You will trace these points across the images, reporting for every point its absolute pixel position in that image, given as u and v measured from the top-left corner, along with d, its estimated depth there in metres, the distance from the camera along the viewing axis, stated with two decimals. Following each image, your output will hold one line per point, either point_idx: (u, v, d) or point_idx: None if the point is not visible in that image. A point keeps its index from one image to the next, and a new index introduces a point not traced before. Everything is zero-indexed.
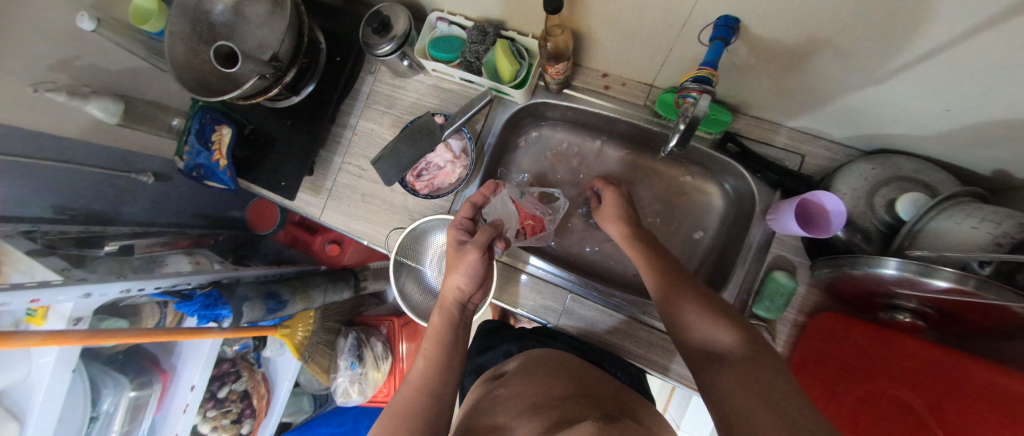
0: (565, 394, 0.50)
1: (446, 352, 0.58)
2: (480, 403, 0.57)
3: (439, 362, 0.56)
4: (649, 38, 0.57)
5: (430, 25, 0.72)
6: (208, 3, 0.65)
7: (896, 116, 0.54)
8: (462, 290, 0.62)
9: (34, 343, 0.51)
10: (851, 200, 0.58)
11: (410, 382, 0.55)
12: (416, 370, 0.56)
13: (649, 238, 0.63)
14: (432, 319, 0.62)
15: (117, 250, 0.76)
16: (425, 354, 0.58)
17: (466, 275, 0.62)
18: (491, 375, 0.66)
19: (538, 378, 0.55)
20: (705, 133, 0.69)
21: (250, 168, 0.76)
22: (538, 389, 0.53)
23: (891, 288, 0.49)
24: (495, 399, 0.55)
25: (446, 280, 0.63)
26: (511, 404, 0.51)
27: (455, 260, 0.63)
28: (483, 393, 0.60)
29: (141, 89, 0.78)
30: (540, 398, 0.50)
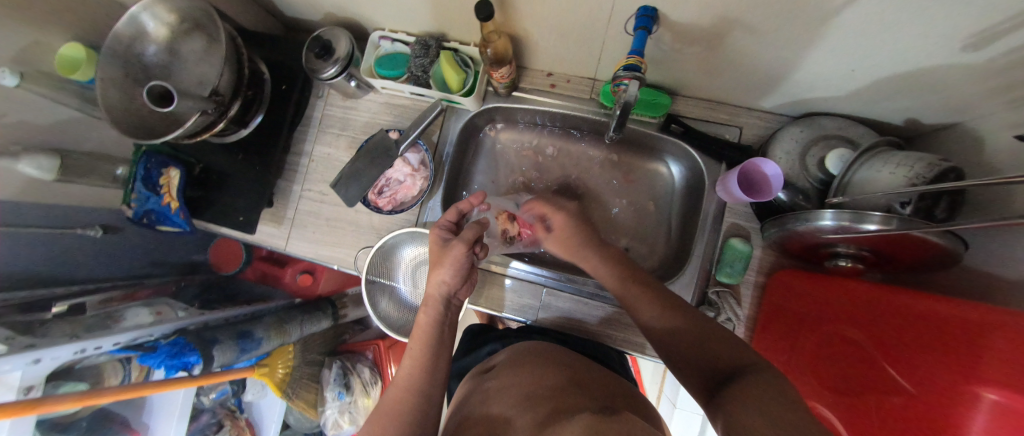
0: (554, 383, 0.51)
1: (433, 353, 0.56)
2: (472, 396, 0.57)
3: (427, 366, 0.55)
4: (582, 34, 0.60)
5: (373, 44, 0.73)
6: (140, 46, 0.64)
7: (812, 81, 0.58)
8: (448, 284, 0.60)
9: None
10: (786, 163, 0.62)
11: (398, 386, 0.54)
12: (404, 374, 0.55)
13: (599, 242, 0.61)
14: (419, 315, 0.59)
15: (67, 311, 0.72)
16: (412, 355, 0.56)
17: (452, 269, 0.59)
18: (477, 370, 0.66)
19: (526, 369, 0.56)
20: (649, 117, 0.73)
21: (205, 207, 0.74)
22: (530, 379, 0.53)
23: (831, 239, 0.52)
24: (485, 392, 0.55)
25: (431, 276, 0.60)
26: (504, 395, 0.51)
27: (441, 256, 0.61)
28: (472, 387, 0.60)
29: (79, 141, 0.75)
30: (532, 389, 0.50)
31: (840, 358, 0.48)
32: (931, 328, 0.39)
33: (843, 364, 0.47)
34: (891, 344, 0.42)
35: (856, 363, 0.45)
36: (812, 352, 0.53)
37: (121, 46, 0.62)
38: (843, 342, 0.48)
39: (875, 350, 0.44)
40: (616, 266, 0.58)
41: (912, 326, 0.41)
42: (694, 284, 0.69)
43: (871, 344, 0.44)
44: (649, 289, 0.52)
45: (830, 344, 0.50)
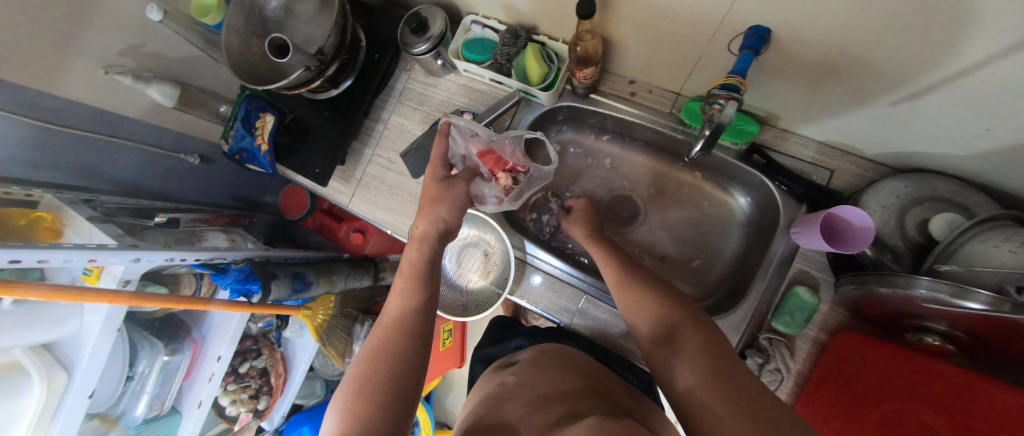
0: (574, 388, 0.53)
1: (423, 291, 0.57)
2: (491, 392, 0.60)
3: (417, 298, 0.56)
4: (678, 44, 0.58)
5: (464, 27, 0.76)
6: (263, 0, 0.71)
7: (934, 132, 0.52)
8: (446, 223, 0.62)
9: (36, 295, 0.51)
10: (881, 217, 0.56)
11: (387, 321, 0.55)
12: (400, 304, 0.56)
13: (620, 252, 0.64)
14: (407, 251, 0.61)
15: (164, 222, 0.81)
16: (401, 293, 0.57)
17: (450, 207, 0.62)
18: (500, 363, 0.71)
19: (548, 371, 0.59)
20: (731, 143, 0.69)
21: (287, 154, 0.81)
22: (547, 382, 0.56)
23: (920, 309, 0.47)
24: (504, 387, 0.59)
25: (427, 212, 0.62)
26: (519, 395, 0.55)
27: (440, 193, 0.62)
28: (492, 381, 0.65)
29: (196, 77, 0.85)
30: (549, 391, 0.53)
31: (899, 430, 0.44)
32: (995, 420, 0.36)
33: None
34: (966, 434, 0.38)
35: None
36: (868, 424, 0.48)
37: None
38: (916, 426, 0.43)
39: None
40: (635, 276, 0.57)
41: (981, 417, 0.38)
42: (744, 324, 0.65)
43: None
44: (663, 299, 0.52)
45: (892, 416, 0.46)
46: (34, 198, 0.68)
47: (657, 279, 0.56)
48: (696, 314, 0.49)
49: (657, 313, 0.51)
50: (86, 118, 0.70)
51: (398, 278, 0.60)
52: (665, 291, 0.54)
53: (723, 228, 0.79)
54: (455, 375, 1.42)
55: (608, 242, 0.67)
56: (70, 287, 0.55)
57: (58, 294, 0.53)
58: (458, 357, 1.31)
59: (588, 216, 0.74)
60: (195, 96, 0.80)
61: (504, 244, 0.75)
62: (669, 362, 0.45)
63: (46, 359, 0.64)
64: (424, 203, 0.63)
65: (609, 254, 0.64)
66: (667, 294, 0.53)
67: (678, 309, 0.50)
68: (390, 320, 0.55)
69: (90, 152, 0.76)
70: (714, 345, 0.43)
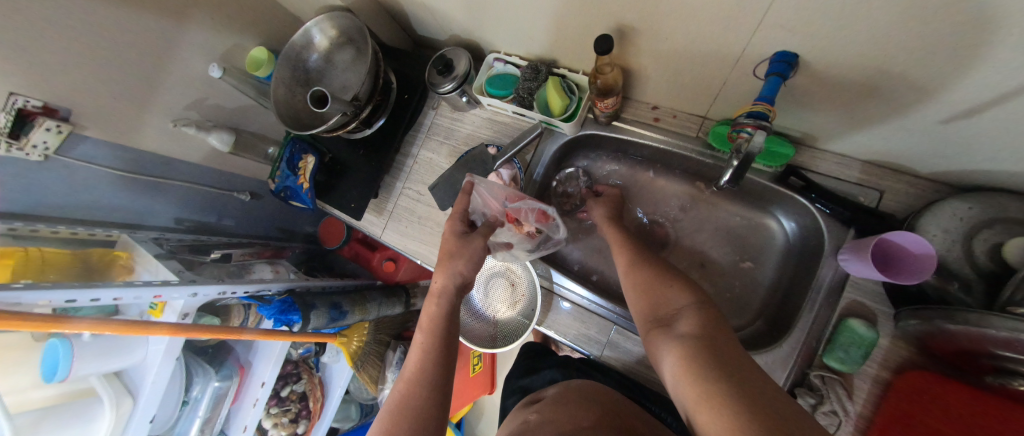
0: (589, 422, 0.51)
1: (443, 345, 0.57)
2: (516, 432, 0.58)
3: (437, 353, 0.56)
4: (700, 71, 0.58)
5: (487, 65, 0.79)
6: (306, 54, 0.78)
7: (1001, 151, 0.47)
8: (463, 275, 0.63)
9: (113, 328, 0.58)
10: (942, 243, 0.52)
11: (408, 374, 0.55)
12: (417, 360, 0.56)
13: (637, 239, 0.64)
14: (426, 308, 0.62)
15: (219, 258, 0.90)
16: (421, 346, 0.57)
17: (468, 261, 0.64)
18: (526, 401, 0.70)
19: (571, 406, 0.57)
20: (764, 166, 0.67)
21: (326, 190, 0.87)
22: (570, 417, 0.54)
23: (996, 350, 0.42)
24: (527, 424, 0.58)
25: (445, 266, 0.64)
26: (542, 429, 0.53)
27: (458, 247, 0.65)
28: (516, 421, 0.63)
29: (249, 123, 0.94)
30: (569, 426, 0.51)
31: None
32: None
33: None
34: None
35: None
36: None
37: (294, 53, 0.77)
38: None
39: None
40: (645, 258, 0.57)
41: None
42: (792, 359, 0.60)
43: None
44: (670, 277, 0.51)
45: None
46: (113, 238, 0.80)
47: (665, 264, 0.55)
48: (697, 290, 0.47)
49: (662, 294, 0.49)
50: (155, 165, 0.80)
51: (417, 333, 0.60)
52: (667, 268, 0.53)
53: (762, 253, 0.75)
54: (486, 402, 1.41)
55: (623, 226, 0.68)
56: (140, 323, 0.61)
57: (122, 327, 0.59)
58: (487, 383, 1.29)
59: (616, 206, 0.74)
60: (247, 141, 0.88)
61: (531, 274, 0.75)
62: (660, 336, 0.45)
63: (115, 384, 0.72)
64: (443, 258, 0.65)
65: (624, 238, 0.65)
66: (672, 272, 0.52)
67: (678, 284, 0.49)
68: (414, 372, 0.55)
69: (158, 195, 0.85)
70: (712, 320, 0.42)
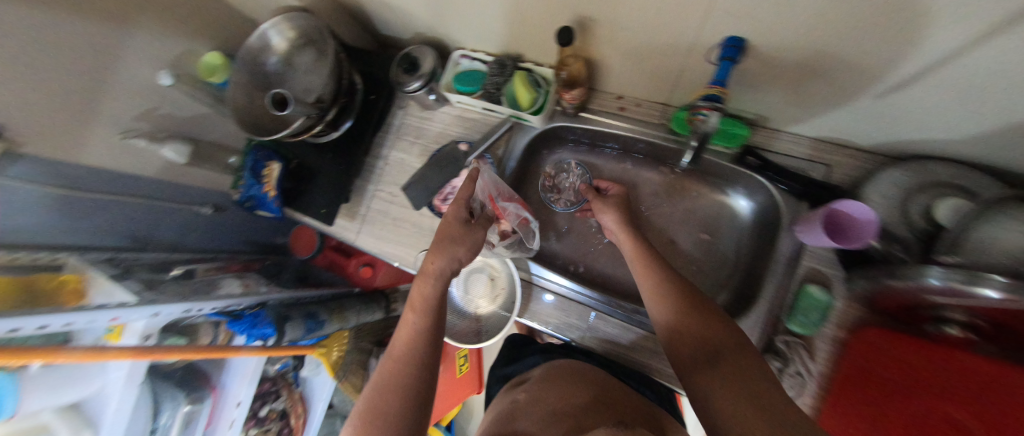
0: (583, 401, 0.52)
1: (432, 329, 0.56)
2: (503, 412, 0.59)
3: (426, 336, 0.55)
4: (660, 59, 0.60)
5: (453, 62, 0.79)
6: (264, 57, 0.75)
7: (927, 120, 0.52)
8: (461, 262, 0.61)
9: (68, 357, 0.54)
10: (882, 208, 0.56)
11: (396, 352, 0.55)
12: (405, 341, 0.55)
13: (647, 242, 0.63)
14: (420, 287, 0.59)
15: (182, 274, 0.85)
16: (412, 327, 0.56)
17: (468, 250, 0.63)
18: (510, 384, 0.71)
19: (558, 385, 0.58)
20: (723, 148, 0.70)
21: (295, 197, 0.84)
22: (559, 396, 0.55)
23: (934, 300, 0.46)
24: (516, 404, 0.59)
25: (445, 249, 0.60)
26: (533, 409, 0.54)
27: (460, 234, 0.63)
28: (502, 404, 0.63)
29: (207, 133, 0.90)
30: (558, 406, 0.53)
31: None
32: None
33: None
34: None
35: None
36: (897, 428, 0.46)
37: (251, 56, 0.74)
38: (954, 431, 0.41)
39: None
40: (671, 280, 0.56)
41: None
42: (759, 327, 0.64)
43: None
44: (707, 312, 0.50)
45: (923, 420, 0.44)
46: (58, 262, 0.73)
47: (696, 292, 0.53)
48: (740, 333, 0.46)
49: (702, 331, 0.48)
50: (105, 182, 0.74)
51: (408, 312, 0.58)
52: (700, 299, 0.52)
53: (727, 231, 0.79)
54: (475, 401, 1.40)
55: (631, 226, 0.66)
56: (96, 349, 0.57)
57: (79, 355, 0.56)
58: (476, 380, 1.29)
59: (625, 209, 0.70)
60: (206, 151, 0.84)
61: (509, 267, 0.74)
62: (703, 378, 0.44)
63: (74, 420, 0.66)
64: (440, 241, 0.62)
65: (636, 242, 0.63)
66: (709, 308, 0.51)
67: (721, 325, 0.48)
68: (402, 354, 0.54)
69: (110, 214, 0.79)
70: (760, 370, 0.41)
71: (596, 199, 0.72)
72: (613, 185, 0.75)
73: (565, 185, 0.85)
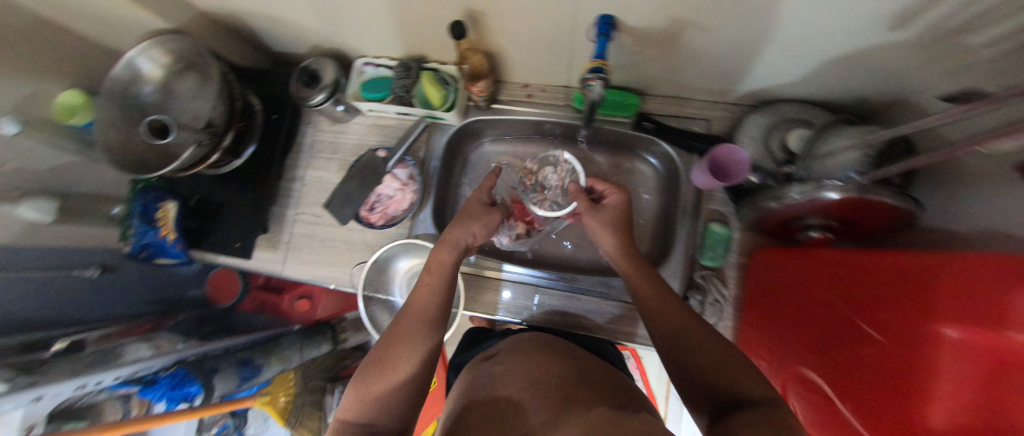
0: (562, 371, 0.53)
1: (447, 294, 0.57)
2: (475, 381, 0.58)
3: (440, 302, 0.55)
4: (552, 43, 0.65)
5: (358, 71, 0.78)
6: (136, 87, 0.68)
7: (768, 69, 0.63)
8: (474, 236, 0.61)
9: None
10: (752, 147, 0.66)
11: (412, 313, 0.54)
12: (419, 303, 0.55)
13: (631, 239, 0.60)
14: (437, 253, 0.59)
15: (66, 347, 0.71)
16: (428, 288, 0.56)
17: (483, 228, 0.62)
18: (477, 361, 0.67)
19: (538, 357, 0.58)
20: (622, 117, 0.78)
21: (201, 237, 0.76)
22: (537, 367, 0.55)
23: (802, 212, 0.55)
24: (493, 375, 0.57)
25: (463, 224, 0.61)
26: (511, 380, 0.53)
27: (479, 213, 0.64)
28: (472, 375, 0.61)
29: (79, 183, 0.78)
30: (540, 375, 0.53)
31: (831, 325, 0.49)
32: (909, 291, 0.40)
33: (834, 331, 0.48)
34: (881, 312, 0.42)
35: (846, 328, 0.47)
36: (811, 321, 0.52)
37: (119, 88, 0.66)
38: (847, 316, 0.47)
39: (876, 333, 0.42)
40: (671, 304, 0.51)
41: (889, 294, 0.42)
42: (681, 270, 0.71)
43: (879, 333, 0.42)
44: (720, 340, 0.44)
45: (823, 312, 0.51)
46: None
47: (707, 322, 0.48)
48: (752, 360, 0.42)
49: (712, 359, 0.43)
50: None
51: (426, 275, 0.58)
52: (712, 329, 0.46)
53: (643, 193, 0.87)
54: None
55: (625, 233, 0.60)
56: None
57: None
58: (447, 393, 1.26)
59: (625, 221, 0.61)
60: None
61: None
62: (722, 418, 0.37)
63: None
64: (460, 216, 0.63)
65: (626, 249, 0.59)
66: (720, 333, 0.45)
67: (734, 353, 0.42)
68: (413, 319, 0.53)
69: None
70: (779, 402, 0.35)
71: (587, 208, 0.63)
72: (609, 190, 0.64)
73: (551, 183, 0.75)
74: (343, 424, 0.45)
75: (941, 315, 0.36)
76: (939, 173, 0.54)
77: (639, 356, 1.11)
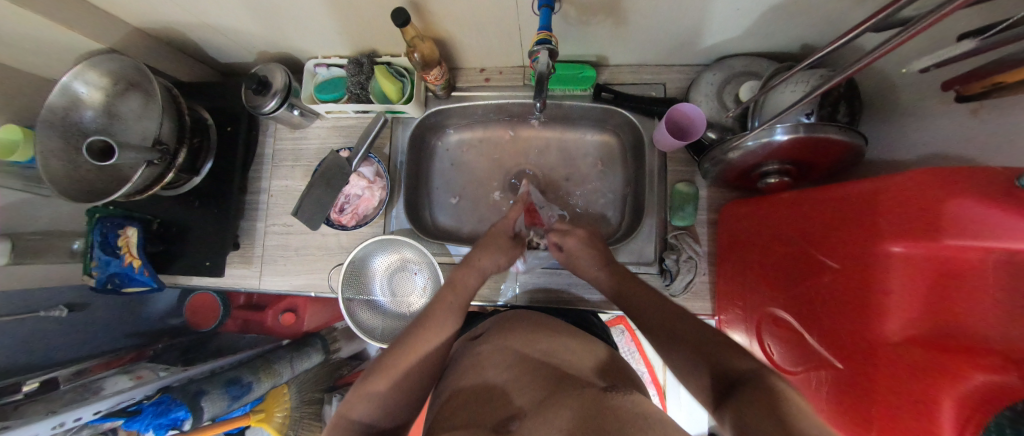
0: (546, 346, 0.53)
1: (459, 311, 0.60)
2: (460, 360, 0.56)
3: (455, 318, 0.59)
4: (499, 23, 0.65)
5: (310, 73, 0.76)
6: (76, 113, 0.65)
7: (713, 26, 0.64)
8: (498, 265, 0.68)
9: None
10: (708, 104, 0.68)
11: (429, 326, 0.56)
12: (438, 319, 0.58)
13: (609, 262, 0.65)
14: (464, 277, 0.64)
15: (38, 388, 0.69)
16: (450, 307, 0.60)
17: (505, 256, 0.69)
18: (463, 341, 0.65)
19: (519, 333, 0.58)
20: (581, 91, 0.78)
21: (169, 260, 0.74)
22: (522, 342, 0.55)
23: (760, 158, 0.56)
24: (476, 354, 0.56)
25: (490, 253, 0.67)
26: (496, 357, 0.52)
27: (506, 243, 0.69)
28: (458, 353, 0.60)
29: (30, 222, 0.74)
30: (526, 351, 0.53)
31: (795, 263, 0.50)
32: (853, 217, 0.41)
33: (798, 267, 0.50)
34: (832, 241, 0.44)
35: (807, 262, 0.48)
36: (777, 263, 0.54)
37: (58, 116, 0.64)
38: (806, 251, 0.48)
39: (831, 262, 0.44)
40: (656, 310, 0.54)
41: (838, 223, 0.43)
42: (655, 233, 0.73)
43: (833, 260, 0.44)
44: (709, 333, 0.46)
45: (786, 251, 0.52)
46: None
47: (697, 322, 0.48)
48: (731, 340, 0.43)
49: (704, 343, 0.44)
50: None
51: (448, 293, 0.62)
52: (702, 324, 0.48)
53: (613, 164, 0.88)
54: None
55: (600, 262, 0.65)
56: None
57: None
58: None
59: (597, 254, 0.66)
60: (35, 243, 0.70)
61: (427, 256, 0.73)
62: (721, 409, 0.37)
63: None
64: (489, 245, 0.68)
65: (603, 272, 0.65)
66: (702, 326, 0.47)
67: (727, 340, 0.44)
68: (432, 328, 0.56)
69: None
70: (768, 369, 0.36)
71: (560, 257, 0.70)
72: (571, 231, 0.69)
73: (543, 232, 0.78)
74: (348, 422, 0.47)
75: (882, 231, 0.37)
76: (879, 108, 0.56)
77: (633, 330, 1.14)
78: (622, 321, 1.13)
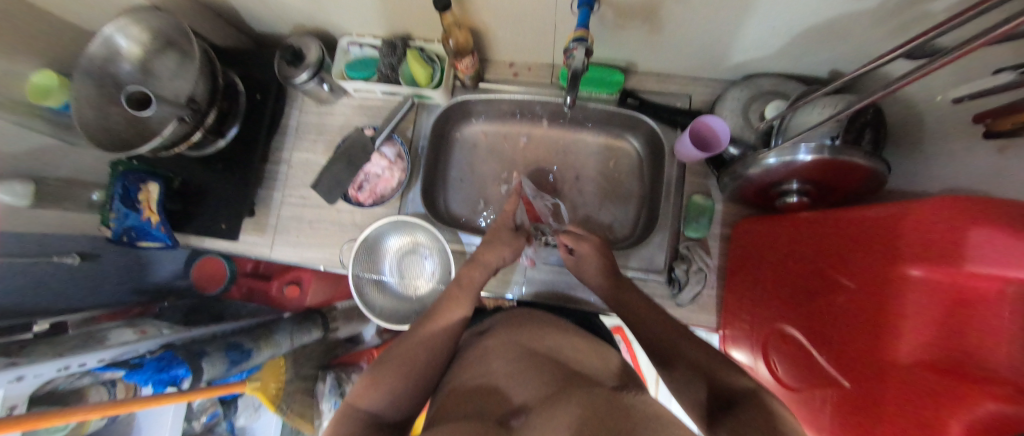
0: (551, 343, 0.54)
1: (461, 308, 0.61)
2: (463, 355, 0.57)
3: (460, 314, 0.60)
4: (535, 20, 0.66)
5: (342, 50, 0.77)
6: (114, 66, 0.66)
7: (745, 43, 0.65)
8: (505, 260, 0.69)
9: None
10: (733, 119, 0.68)
11: (437, 321, 0.57)
12: (443, 314, 0.58)
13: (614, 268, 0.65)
14: (471, 272, 0.65)
15: (50, 329, 0.71)
16: (457, 304, 0.61)
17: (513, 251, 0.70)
18: (467, 336, 0.65)
19: (525, 329, 0.58)
20: (607, 95, 0.78)
21: (186, 220, 0.75)
22: (527, 337, 0.55)
23: (779, 177, 0.56)
24: (482, 349, 0.56)
25: (496, 248, 0.68)
26: (502, 350, 0.53)
27: (510, 239, 0.70)
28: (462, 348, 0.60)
29: (54, 167, 0.76)
30: (530, 345, 0.53)
31: (812, 280, 0.51)
32: (874, 240, 0.41)
33: (815, 285, 0.50)
34: (852, 262, 0.44)
35: (824, 281, 0.48)
36: (793, 281, 0.54)
37: (96, 66, 0.65)
38: (823, 269, 0.49)
39: (850, 282, 0.44)
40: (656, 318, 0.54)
41: (858, 244, 0.44)
42: (667, 243, 0.73)
43: (852, 280, 0.44)
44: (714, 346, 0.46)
45: (804, 270, 0.52)
46: None
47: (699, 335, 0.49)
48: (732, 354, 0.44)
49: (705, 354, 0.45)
50: None
51: (456, 289, 0.63)
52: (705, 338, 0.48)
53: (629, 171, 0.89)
54: None
55: (608, 267, 0.65)
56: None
57: None
58: None
59: (605, 261, 0.66)
60: (56, 189, 0.72)
61: (439, 241, 0.74)
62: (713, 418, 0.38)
63: None
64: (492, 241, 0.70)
65: (607, 276, 0.65)
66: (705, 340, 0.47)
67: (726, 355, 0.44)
68: (437, 323, 0.57)
69: None
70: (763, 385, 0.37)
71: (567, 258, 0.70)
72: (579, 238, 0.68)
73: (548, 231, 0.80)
74: (354, 410, 0.47)
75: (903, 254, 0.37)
76: (904, 138, 0.57)
77: (631, 342, 1.15)
78: (621, 331, 1.13)
